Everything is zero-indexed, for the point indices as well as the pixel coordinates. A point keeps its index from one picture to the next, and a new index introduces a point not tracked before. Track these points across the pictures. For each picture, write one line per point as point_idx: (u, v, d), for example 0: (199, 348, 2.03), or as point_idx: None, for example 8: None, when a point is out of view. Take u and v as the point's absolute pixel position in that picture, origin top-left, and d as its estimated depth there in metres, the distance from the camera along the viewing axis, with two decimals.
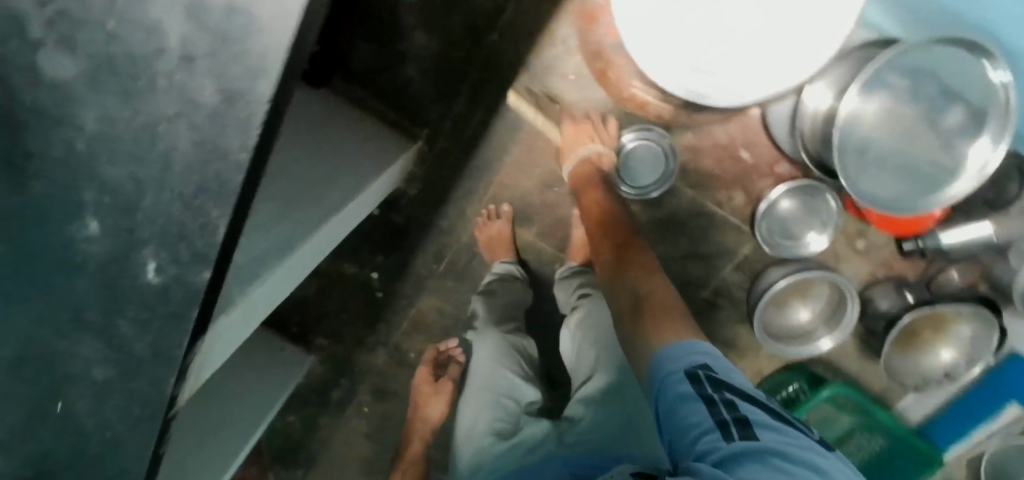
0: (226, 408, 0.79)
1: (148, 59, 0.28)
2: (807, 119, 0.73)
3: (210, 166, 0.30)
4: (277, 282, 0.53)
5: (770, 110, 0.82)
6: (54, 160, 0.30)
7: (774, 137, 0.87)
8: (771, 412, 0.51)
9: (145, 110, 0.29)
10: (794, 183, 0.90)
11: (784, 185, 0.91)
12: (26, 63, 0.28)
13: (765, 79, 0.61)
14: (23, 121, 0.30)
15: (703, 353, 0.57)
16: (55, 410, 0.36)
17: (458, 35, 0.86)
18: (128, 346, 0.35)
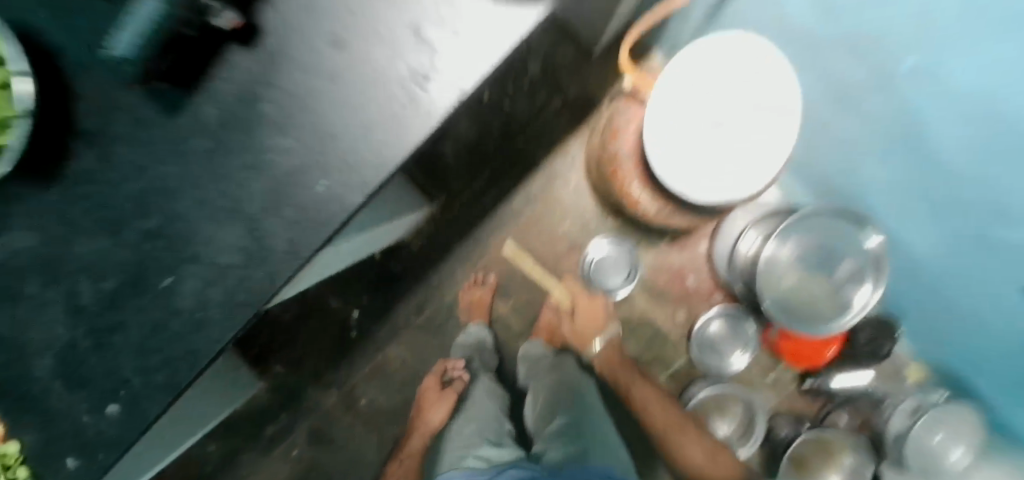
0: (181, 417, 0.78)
1: (389, 48, 0.43)
2: (741, 257, 0.97)
3: (404, 124, 0.44)
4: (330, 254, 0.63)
5: (717, 244, 1.04)
6: (292, 95, 0.45)
7: (716, 268, 1.10)
8: None
9: (371, 79, 0.44)
10: (723, 308, 1.12)
11: (716, 308, 1.13)
12: (310, 33, 0.43)
13: (734, 169, 0.82)
14: (287, 64, 0.44)
15: None
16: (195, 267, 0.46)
17: (495, 130, 1.05)
18: (270, 237, 0.46)
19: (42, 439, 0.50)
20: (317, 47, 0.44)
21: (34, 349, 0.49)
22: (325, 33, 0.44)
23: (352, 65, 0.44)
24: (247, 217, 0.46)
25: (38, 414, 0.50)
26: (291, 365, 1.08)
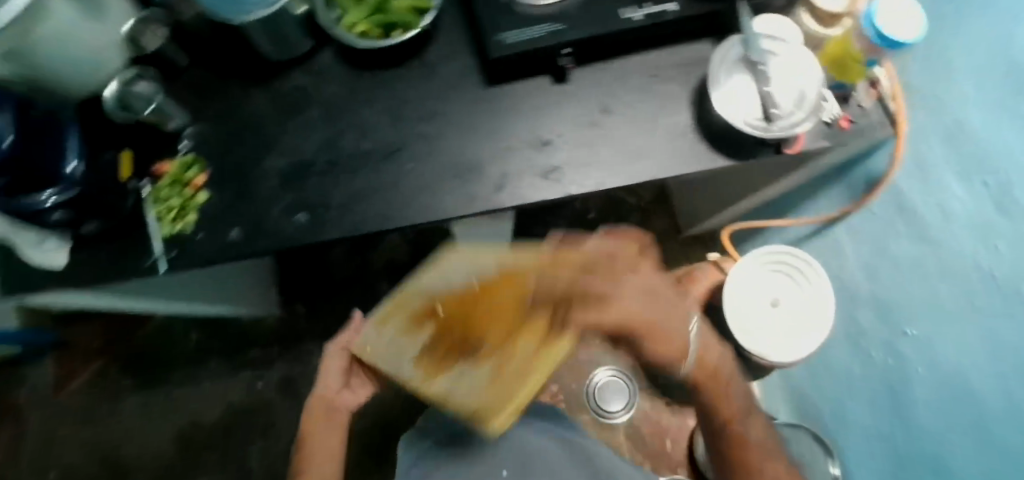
0: (193, 282, 0.80)
1: (626, 127, 0.66)
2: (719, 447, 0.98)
3: (613, 171, 0.64)
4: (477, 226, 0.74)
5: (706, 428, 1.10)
6: (556, 115, 0.65)
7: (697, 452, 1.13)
8: None
9: (607, 136, 0.65)
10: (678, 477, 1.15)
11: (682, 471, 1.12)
12: (589, 93, 0.66)
13: (807, 330, 0.73)
14: (563, 99, 0.66)
15: None
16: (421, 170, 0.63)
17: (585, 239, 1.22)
18: (486, 183, 0.63)
19: (225, 204, 0.63)
20: (588, 100, 0.66)
21: (270, 154, 0.64)
22: (596, 98, 0.66)
23: (603, 122, 0.66)
24: (480, 163, 0.64)
25: (237, 189, 0.63)
26: (310, 316, 1.11)
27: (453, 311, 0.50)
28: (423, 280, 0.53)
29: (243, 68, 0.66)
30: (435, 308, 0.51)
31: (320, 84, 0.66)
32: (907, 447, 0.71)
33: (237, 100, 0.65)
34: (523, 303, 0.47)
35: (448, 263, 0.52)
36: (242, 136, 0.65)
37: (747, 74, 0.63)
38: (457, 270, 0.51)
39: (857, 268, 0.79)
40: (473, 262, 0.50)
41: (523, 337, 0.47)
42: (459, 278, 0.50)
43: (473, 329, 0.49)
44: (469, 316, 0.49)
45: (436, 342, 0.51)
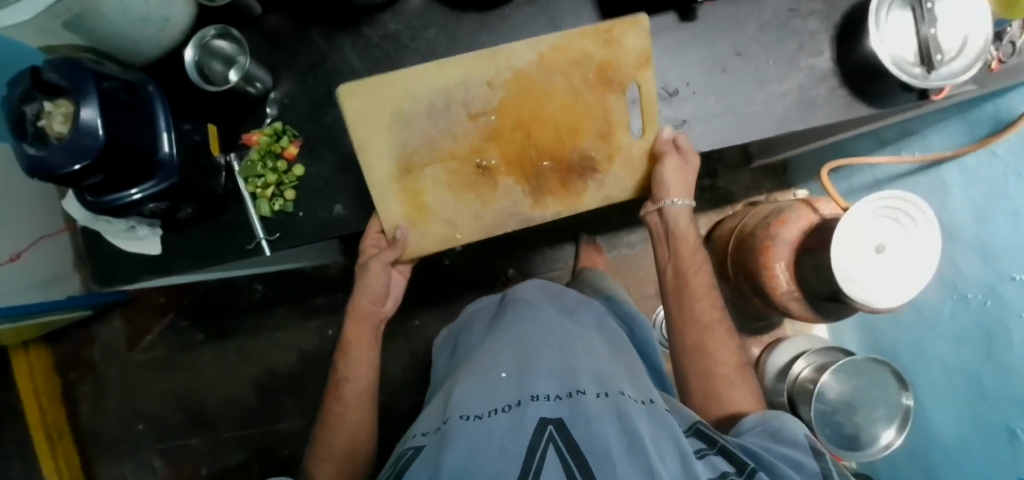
0: (263, 261, 0.74)
1: (761, 72, 0.59)
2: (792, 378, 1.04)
3: (743, 124, 0.59)
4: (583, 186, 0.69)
5: (770, 358, 1.13)
6: (682, 62, 0.58)
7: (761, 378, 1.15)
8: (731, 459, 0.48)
9: (738, 84, 0.59)
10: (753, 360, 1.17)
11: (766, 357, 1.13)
12: (720, 34, 0.59)
13: (909, 273, 0.74)
14: (690, 43, 0.59)
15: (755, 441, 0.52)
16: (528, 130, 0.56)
17: None
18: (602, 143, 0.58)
19: (326, 176, 0.57)
20: (719, 42, 0.59)
21: None
22: (727, 40, 0.59)
23: (736, 66, 0.59)
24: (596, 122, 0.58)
25: (336, 158, 0.57)
26: None
27: (506, 131, 0.56)
28: (435, 120, 0.55)
29: (326, 14, 0.57)
30: (485, 131, 0.56)
31: (416, 31, 0.57)
32: (992, 348, 0.75)
33: (324, 53, 0.57)
34: (605, 109, 0.56)
35: (450, 84, 0.54)
36: (334, 95, 0.57)
37: (906, 12, 0.55)
38: (461, 91, 0.54)
39: (966, 211, 0.76)
40: (487, 82, 0.54)
41: (590, 123, 0.57)
42: (485, 106, 0.55)
43: (541, 132, 0.56)
44: (528, 123, 0.56)
45: (523, 165, 0.57)
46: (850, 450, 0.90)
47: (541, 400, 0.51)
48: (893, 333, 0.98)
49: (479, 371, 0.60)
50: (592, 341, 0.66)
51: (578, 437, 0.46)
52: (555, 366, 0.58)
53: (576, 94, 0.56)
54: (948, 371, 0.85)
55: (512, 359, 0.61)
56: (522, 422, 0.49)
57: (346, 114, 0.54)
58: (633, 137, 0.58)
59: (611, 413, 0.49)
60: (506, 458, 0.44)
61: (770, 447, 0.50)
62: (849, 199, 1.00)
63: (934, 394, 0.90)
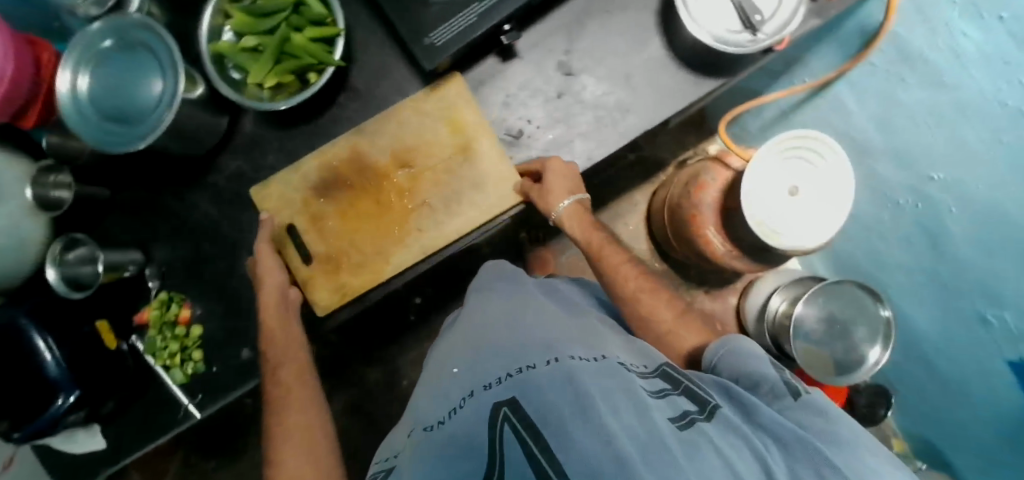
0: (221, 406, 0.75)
1: (599, 81, 0.58)
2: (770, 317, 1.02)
3: (600, 136, 0.58)
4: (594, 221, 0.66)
5: (748, 300, 1.11)
6: (518, 100, 0.58)
7: (744, 326, 1.13)
8: (694, 400, 0.45)
9: (581, 100, 0.58)
10: (748, 304, 1.10)
11: (757, 299, 1.08)
12: (545, 60, 0.58)
13: (830, 201, 0.74)
14: (522, 79, 0.58)
15: (739, 367, 0.51)
16: (407, 168, 0.57)
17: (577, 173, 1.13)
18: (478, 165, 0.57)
19: (226, 327, 0.59)
20: (547, 68, 0.58)
21: (243, 257, 0.59)
22: (555, 62, 0.58)
23: (571, 88, 0.58)
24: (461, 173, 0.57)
25: (227, 304, 0.59)
26: (341, 339, 1.11)
27: (394, 205, 0.57)
28: (489, 196, 0.56)
29: (172, 176, 0.58)
30: (411, 195, 0.57)
31: (258, 163, 0.58)
32: (932, 233, 0.76)
33: (182, 212, 0.59)
34: (346, 188, 0.57)
35: (435, 242, 0.56)
36: (205, 247, 0.59)
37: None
38: (400, 253, 0.57)
39: (868, 121, 0.75)
40: (400, 244, 0.57)
41: (357, 181, 0.57)
42: (412, 229, 0.57)
43: (385, 200, 0.57)
44: (331, 250, 0.57)
45: (341, 208, 0.57)
46: (843, 374, 0.90)
47: (490, 386, 0.46)
48: (851, 249, 0.97)
49: (436, 383, 0.57)
50: (529, 313, 0.62)
51: (531, 407, 0.40)
52: (504, 347, 0.54)
53: (306, 269, 0.57)
54: (909, 272, 0.85)
55: (461, 352, 0.59)
56: (479, 410, 0.43)
57: (480, 212, 0.56)
58: (296, 191, 0.57)
59: (560, 378, 0.43)
60: (472, 455, 0.39)
61: (747, 370, 0.50)
62: (766, 134, 0.98)
63: (913, 300, 0.88)
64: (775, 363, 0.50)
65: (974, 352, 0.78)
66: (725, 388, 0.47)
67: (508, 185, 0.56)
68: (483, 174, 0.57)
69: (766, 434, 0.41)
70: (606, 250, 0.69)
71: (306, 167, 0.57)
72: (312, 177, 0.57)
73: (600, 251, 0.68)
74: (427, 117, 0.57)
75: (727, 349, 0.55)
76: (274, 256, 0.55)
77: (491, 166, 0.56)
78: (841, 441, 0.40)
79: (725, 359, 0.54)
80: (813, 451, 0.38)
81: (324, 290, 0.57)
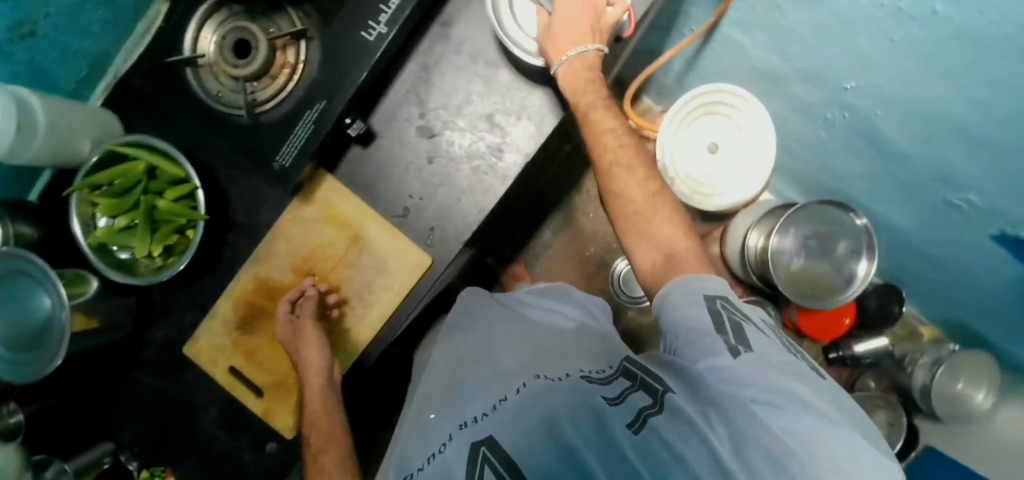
0: None
1: (464, 132, 0.57)
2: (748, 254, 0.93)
3: (485, 181, 0.57)
4: (553, 121, 0.56)
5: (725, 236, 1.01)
6: (393, 178, 0.58)
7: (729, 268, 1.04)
8: (656, 380, 0.37)
9: (453, 155, 0.57)
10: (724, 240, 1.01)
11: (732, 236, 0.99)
12: (403, 131, 0.57)
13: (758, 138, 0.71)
14: (390, 158, 0.57)
15: (678, 320, 0.41)
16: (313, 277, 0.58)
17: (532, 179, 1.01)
18: (376, 254, 0.57)
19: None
20: (408, 137, 0.57)
21: (201, 413, 0.61)
22: (414, 129, 0.57)
23: (439, 147, 0.57)
24: (365, 267, 0.57)
25: (204, 463, 0.61)
26: None
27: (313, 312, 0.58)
28: (396, 277, 0.57)
29: (110, 364, 0.60)
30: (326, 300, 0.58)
31: (180, 324, 0.60)
32: (870, 136, 0.71)
33: (130, 392, 0.61)
34: (265, 311, 0.59)
35: (364, 339, 0.59)
36: (164, 416, 0.61)
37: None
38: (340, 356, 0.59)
39: (766, 51, 0.71)
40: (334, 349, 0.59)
41: (271, 306, 0.59)
42: (338, 332, 0.58)
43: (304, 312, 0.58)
44: (276, 375, 0.59)
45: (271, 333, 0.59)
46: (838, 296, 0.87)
47: (473, 422, 0.40)
48: (808, 168, 0.92)
49: (411, 426, 0.48)
50: (496, 338, 0.55)
51: (509, 443, 0.34)
52: (467, 388, 0.47)
53: (262, 402, 0.59)
54: (866, 176, 0.81)
55: (433, 399, 0.50)
56: (455, 454, 0.37)
57: (397, 281, 0.57)
58: (220, 334, 0.59)
59: (530, 403, 0.38)
60: None
61: (684, 328, 0.40)
62: (684, 84, 0.94)
63: (883, 200, 0.84)
64: (718, 315, 0.40)
65: (959, 233, 0.74)
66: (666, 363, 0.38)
67: (410, 259, 0.56)
68: (385, 259, 0.57)
69: (709, 406, 0.32)
70: (592, 117, 0.52)
71: (221, 310, 0.59)
72: (229, 318, 0.59)
73: (585, 115, 0.51)
74: (311, 222, 0.57)
75: (669, 296, 0.44)
76: (315, 323, 0.55)
77: (390, 253, 0.57)
78: (782, 400, 0.32)
79: (666, 317, 0.43)
80: (754, 421, 0.31)
81: (283, 414, 0.59)
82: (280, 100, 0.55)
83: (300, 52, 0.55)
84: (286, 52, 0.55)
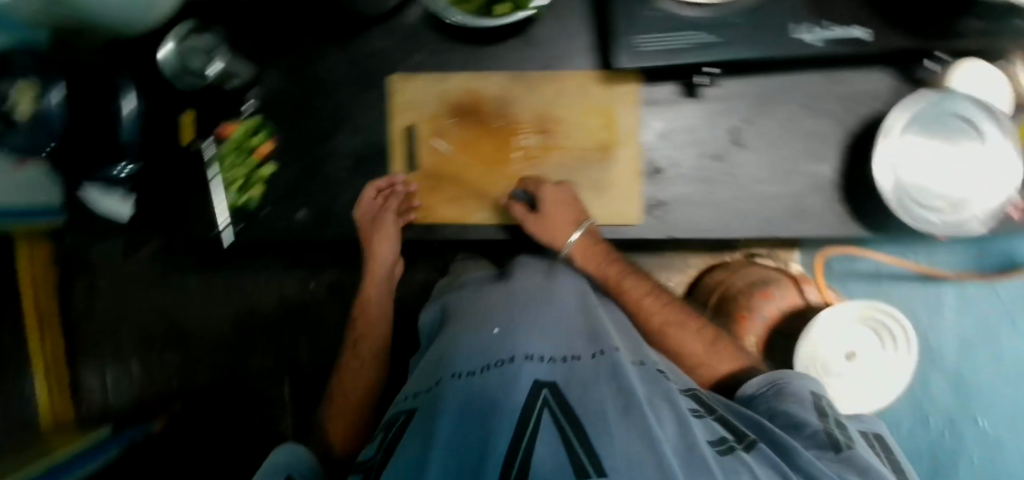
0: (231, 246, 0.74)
1: (760, 167, 0.55)
2: None
3: (734, 216, 0.55)
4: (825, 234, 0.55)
5: None
6: (677, 140, 0.55)
7: None
8: (727, 426, 0.42)
9: (734, 174, 0.55)
10: None
11: None
12: (725, 118, 0.54)
13: (894, 368, 0.71)
14: (693, 122, 0.55)
15: (785, 407, 0.45)
16: (545, 136, 0.54)
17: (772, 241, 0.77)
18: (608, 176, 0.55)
19: (293, 181, 0.57)
20: (722, 125, 0.55)
21: (343, 132, 0.56)
22: (732, 127, 0.55)
23: (731, 158, 0.55)
24: (588, 175, 0.55)
25: (306, 166, 0.57)
26: None
27: (515, 157, 0.55)
28: (602, 207, 0.55)
29: (321, 19, 0.55)
30: (534, 162, 0.55)
31: (405, 52, 0.55)
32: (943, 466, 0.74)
33: (310, 56, 0.56)
34: (482, 116, 0.55)
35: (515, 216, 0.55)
36: (313, 102, 0.56)
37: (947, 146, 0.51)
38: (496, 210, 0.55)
39: (950, 336, 0.74)
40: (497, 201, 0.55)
41: (491, 120, 0.55)
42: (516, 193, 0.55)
43: (508, 152, 0.55)
44: (436, 168, 0.55)
45: (466, 136, 0.55)
46: None
47: (538, 360, 0.42)
48: None
49: (471, 321, 0.49)
50: (564, 288, 0.54)
51: (576, 398, 0.38)
52: (543, 318, 0.48)
53: (403, 175, 0.56)
54: None
55: (501, 306, 0.50)
56: (517, 377, 0.40)
57: (601, 208, 0.55)
58: (433, 95, 0.55)
59: (607, 374, 0.40)
60: (499, 420, 0.36)
61: (787, 417, 0.44)
62: None
63: None
64: (819, 407, 0.45)
65: None
66: (759, 425, 0.42)
67: (626, 206, 0.55)
68: (608, 187, 0.55)
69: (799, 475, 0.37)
70: (625, 285, 0.56)
71: (454, 80, 0.54)
72: (452, 93, 0.55)
73: (620, 282, 0.56)
74: (592, 98, 0.54)
75: (770, 393, 0.48)
76: (394, 222, 0.55)
77: (617, 187, 0.54)
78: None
79: (765, 397, 0.48)
80: None
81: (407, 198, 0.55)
82: (694, 9, 0.48)
83: None
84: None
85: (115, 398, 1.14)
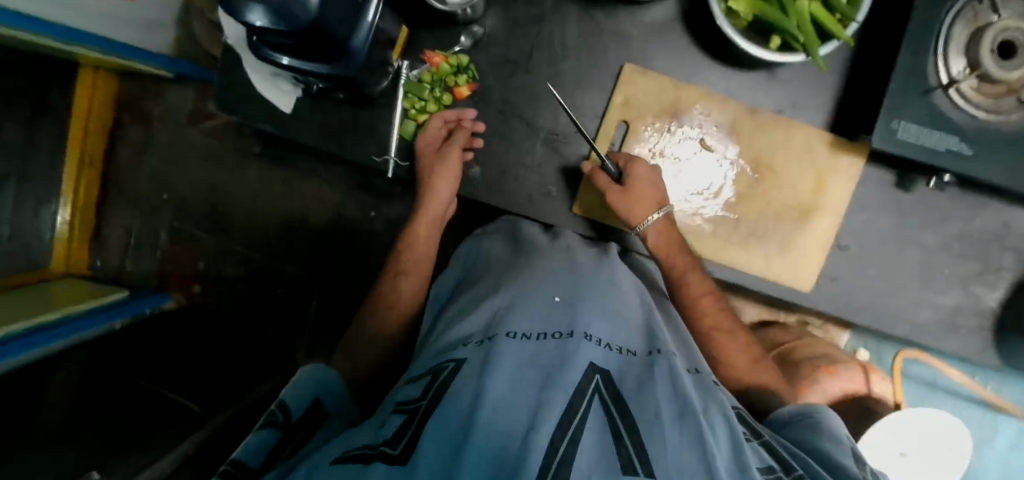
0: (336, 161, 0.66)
1: (934, 275, 0.55)
2: None
3: (892, 313, 0.55)
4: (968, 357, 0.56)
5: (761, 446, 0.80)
6: (870, 224, 0.54)
7: None
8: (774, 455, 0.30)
9: (909, 274, 0.55)
10: None
11: None
12: (922, 218, 0.54)
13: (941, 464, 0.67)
14: (891, 213, 0.54)
15: (820, 439, 0.33)
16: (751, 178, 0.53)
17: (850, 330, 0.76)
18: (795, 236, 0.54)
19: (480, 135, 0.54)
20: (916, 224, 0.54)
21: (550, 100, 0.53)
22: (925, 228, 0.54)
23: (912, 258, 0.55)
24: (775, 229, 0.54)
25: (498, 124, 0.54)
26: None
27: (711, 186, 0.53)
28: (779, 266, 0.54)
29: None
30: (727, 198, 0.53)
31: (644, 42, 0.52)
32: None
33: (546, 12, 0.52)
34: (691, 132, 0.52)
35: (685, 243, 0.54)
36: (531, 59, 0.53)
37: None
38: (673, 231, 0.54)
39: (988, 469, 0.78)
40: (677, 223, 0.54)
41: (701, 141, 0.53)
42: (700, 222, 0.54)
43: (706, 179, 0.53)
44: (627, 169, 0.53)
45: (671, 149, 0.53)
46: None
47: (596, 341, 0.32)
48: None
49: (521, 283, 0.40)
50: (623, 276, 0.43)
51: (634, 397, 0.28)
52: (601, 297, 0.39)
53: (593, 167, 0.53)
54: None
55: (556, 276, 0.40)
56: (566, 352, 0.30)
57: (783, 267, 0.54)
58: (653, 96, 0.52)
59: (667, 373, 0.30)
60: (545, 393, 0.27)
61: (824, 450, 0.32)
62: None
63: None
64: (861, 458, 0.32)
65: None
66: (794, 453, 0.31)
67: (801, 272, 0.54)
68: (791, 248, 0.54)
69: None
70: (687, 280, 0.50)
71: (679, 88, 0.52)
72: (671, 101, 0.52)
73: (683, 280, 0.50)
74: (812, 157, 0.52)
75: (803, 419, 0.37)
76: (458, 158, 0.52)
77: (799, 249, 0.54)
78: None
79: (799, 427, 0.36)
80: None
81: (596, 194, 0.54)
82: (963, 115, 0.45)
83: (1014, 117, 0.45)
84: (1014, 105, 0.45)
85: (133, 264, 0.93)
